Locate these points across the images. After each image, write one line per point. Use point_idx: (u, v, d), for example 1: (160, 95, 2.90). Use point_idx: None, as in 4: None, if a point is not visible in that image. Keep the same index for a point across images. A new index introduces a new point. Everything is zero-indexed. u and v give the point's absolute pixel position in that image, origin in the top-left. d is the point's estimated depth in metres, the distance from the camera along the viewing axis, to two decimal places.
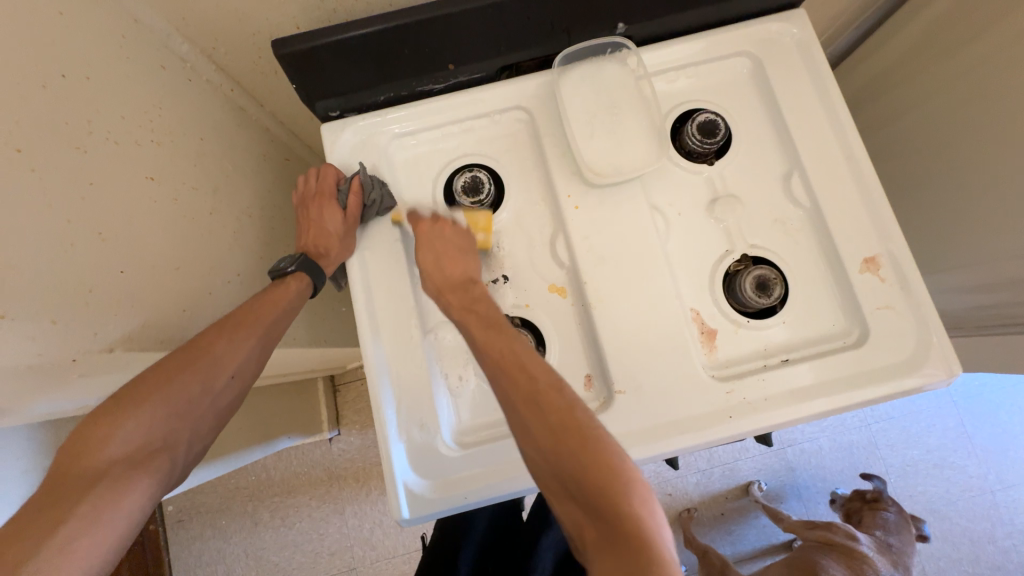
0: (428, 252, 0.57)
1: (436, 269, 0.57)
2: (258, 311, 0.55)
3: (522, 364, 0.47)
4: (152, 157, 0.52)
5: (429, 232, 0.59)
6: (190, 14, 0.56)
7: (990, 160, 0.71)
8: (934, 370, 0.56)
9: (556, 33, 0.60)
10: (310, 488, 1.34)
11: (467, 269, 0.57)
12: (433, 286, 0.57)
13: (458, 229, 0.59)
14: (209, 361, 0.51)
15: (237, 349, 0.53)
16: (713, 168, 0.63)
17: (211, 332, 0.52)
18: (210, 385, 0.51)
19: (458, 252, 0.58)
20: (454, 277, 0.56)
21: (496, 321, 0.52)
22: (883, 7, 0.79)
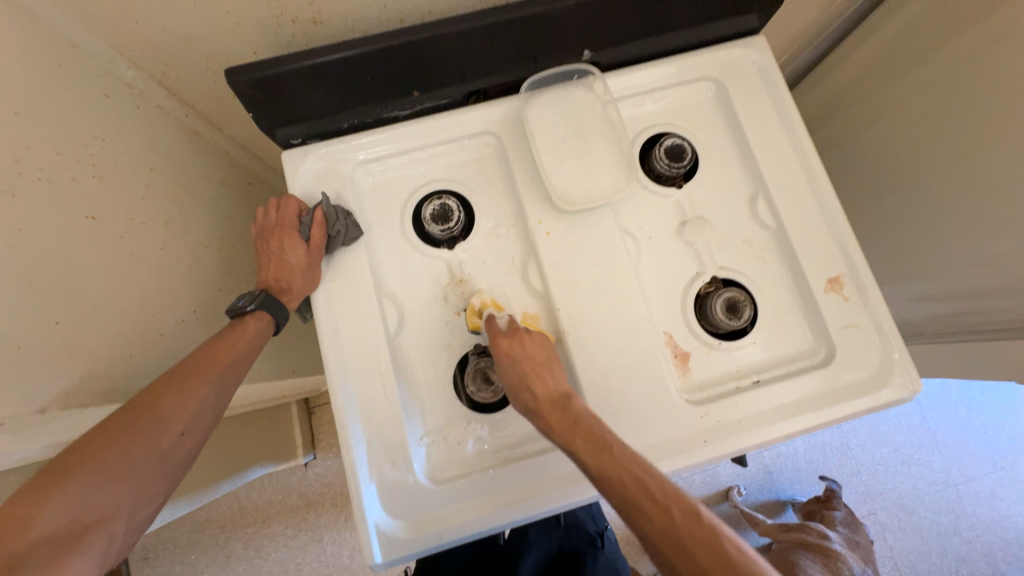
0: (513, 375, 0.52)
1: (524, 386, 0.52)
2: (211, 358, 0.52)
3: (567, 412, 0.50)
4: (93, 195, 0.50)
5: (510, 350, 0.54)
6: (134, 41, 0.54)
7: (940, 177, 0.74)
8: (898, 388, 0.57)
9: (522, 59, 0.60)
10: (286, 516, 1.29)
11: (557, 378, 0.52)
12: (524, 408, 0.51)
13: (540, 345, 0.54)
14: (154, 419, 0.47)
15: (187, 403, 0.49)
16: (682, 191, 0.64)
17: (158, 385, 0.49)
18: (155, 444, 0.47)
19: (542, 365, 0.53)
20: (548, 389, 0.51)
21: (551, 360, 0.54)
22: (839, 28, 0.82)
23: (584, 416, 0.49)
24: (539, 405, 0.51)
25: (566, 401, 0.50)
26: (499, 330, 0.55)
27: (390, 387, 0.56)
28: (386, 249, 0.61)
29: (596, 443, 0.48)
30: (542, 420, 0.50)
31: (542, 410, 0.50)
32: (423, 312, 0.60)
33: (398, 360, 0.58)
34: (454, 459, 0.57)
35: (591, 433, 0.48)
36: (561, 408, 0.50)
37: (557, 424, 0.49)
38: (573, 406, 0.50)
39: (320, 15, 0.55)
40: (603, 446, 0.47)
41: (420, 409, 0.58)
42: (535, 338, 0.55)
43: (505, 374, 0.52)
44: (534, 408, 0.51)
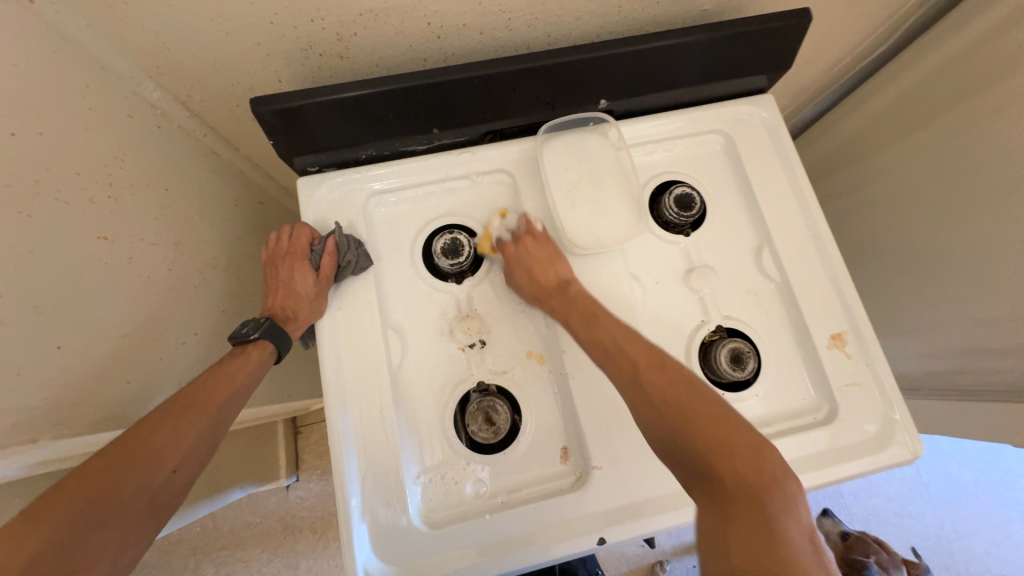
0: (523, 272, 0.59)
1: (531, 282, 0.59)
2: (210, 391, 0.51)
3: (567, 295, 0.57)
4: (107, 216, 0.50)
5: (515, 252, 0.60)
6: (163, 65, 0.55)
7: (937, 237, 0.76)
8: (900, 451, 0.57)
9: (540, 105, 0.62)
10: (262, 540, 1.24)
11: (560, 271, 0.58)
12: (534, 298, 0.58)
13: (544, 245, 0.60)
14: (148, 454, 0.46)
15: (183, 437, 0.48)
16: (689, 239, 0.65)
17: (155, 417, 0.48)
18: (146, 481, 0.45)
19: (547, 261, 0.59)
20: (547, 279, 0.58)
21: (556, 254, 0.59)
22: (844, 85, 0.87)
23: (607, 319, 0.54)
24: (550, 291, 0.58)
25: (592, 310, 0.55)
26: (528, 289, 0.59)
27: (389, 422, 0.55)
28: (394, 280, 0.61)
29: (654, 394, 0.47)
30: (567, 318, 0.56)
31: (565, 313, 0.56)
32: (427, 346, 0.59)
33: (399, 394, 0.57)
34: (450, 502, 0.55)
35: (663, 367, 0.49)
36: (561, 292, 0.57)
37: (625, 367, 0.50)
38: (601, 314, 0.55)
39: (347, 50, 0.57)
40: (668, 390, 0.47)
41: (418, 446, 0.56)
42: (539, 240, 0.60)
43: (536, 300, 0.58)
44: (608, 367, 0.51)
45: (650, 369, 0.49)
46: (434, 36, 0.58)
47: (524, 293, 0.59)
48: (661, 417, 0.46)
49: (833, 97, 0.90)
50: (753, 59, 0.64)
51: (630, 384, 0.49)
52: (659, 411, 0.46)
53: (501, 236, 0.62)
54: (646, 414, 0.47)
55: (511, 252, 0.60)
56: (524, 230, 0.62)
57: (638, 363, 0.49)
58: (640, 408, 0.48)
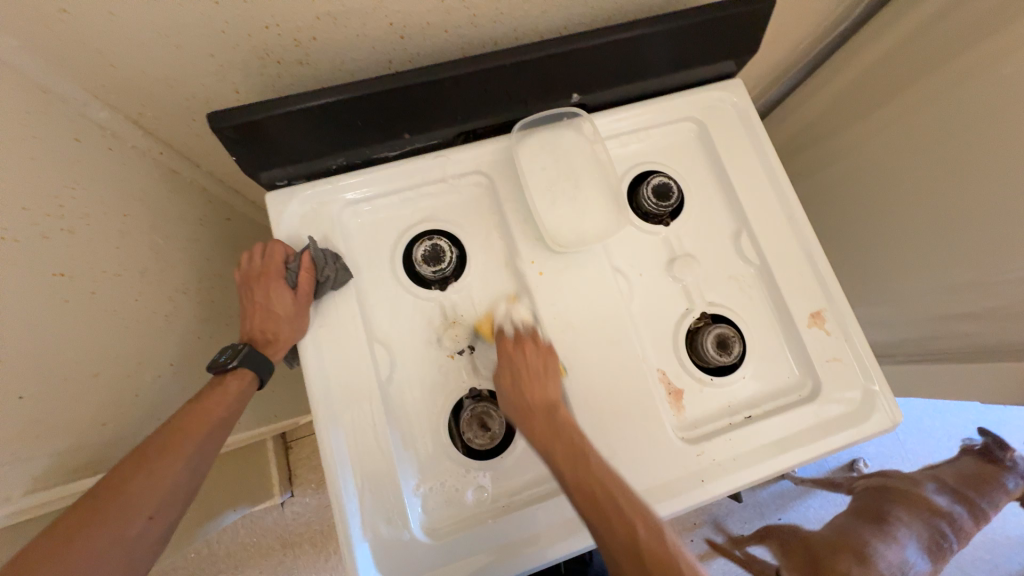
0: (507, 387, 0.53)
1: (516, 396, 0.52)
2: (186, 430, 0.49)
3: (554, 422, 0.51)
4: (61, 250, 0.47)
5: (512, 352, 0.55)
6: (110, 82, 0.51)
7: (902, 209, 0.79)
8: (880, 419, 0.59)
9: (512, 104, 0.61)
10: (260, 560, 1.21)
11: (548, 391, 0.53)
12: (513, 417, 0.52)
13: (541, 355, 0.55)
14: (121, 503, 0.44)
15: (158, 483, 0.46)
16: (669, 229, 0.65)
17: (130, 463, 0.46)
18: (120, 533, 0.43)
19: (538, 375, 0.54)
20: (535, 398, 0.52)
21: (550, 370, 0.54)
22: (805, 68, 0.89)
23: (569, 425, 0.51)
24: (535, 411, 0.52)
25: (553, 410, 0.52)
26: (513, 405, 0.52)
27: (384, 439, 0.54)
28: (377, 292, 0.59)
29: (655, 571, 0.42)
30: (550, 450, 0.49)
31: (549, 445, 0.49)
32: (416, 356, 0.58)
33: (391, 407, 0.56)
34: (451, 511, 0.55)
35: (590, 466, 0.47)
36: (549, 418, 0.51)
37: (619, 534, 0.44)
38: (561, 415, 0.51)
39: (307, 57, 0.55)
40: (670, 566, 0.43)
41: (415, 460, 0.56)
42: (536, 346, 0.56)
43: (516, 416, 0.52)
44: (596, 519, 0.45)
45: (653, 543, 0.44)
46: (397, 37, 0.56)
47: (507, 409, 0.52)
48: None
49: (796, 78, 0.92)
50: (719, 45, 0.64)
51: (626, 556, 0.44)
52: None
53: (505, 327, 0.58)
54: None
55: (510, 353, 0.55)
56: (525, 331, 0.57)
57: (609, 497, 0.46)
58: (613, 553, 0.44)
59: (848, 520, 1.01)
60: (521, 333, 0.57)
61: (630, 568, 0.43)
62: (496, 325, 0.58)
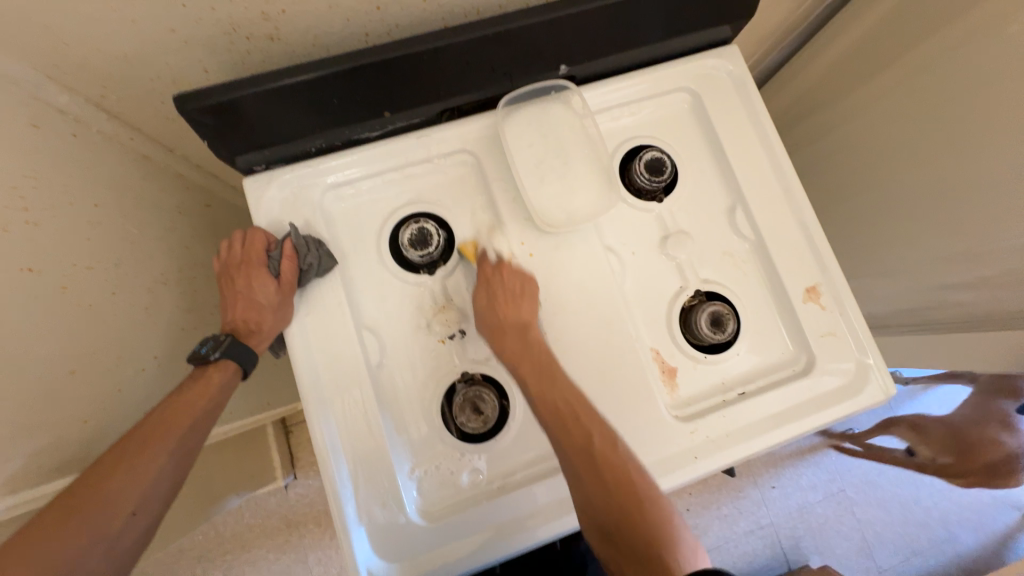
0: (483, 298, 0.56)
1: (489, 307, 0.55)
2: (167, 425, 0.49)
3: (523, 339, 0.54)
4: (28, 244, 0.45)
5: (491, 276, 0.57)
6: (65, 63, 0.48)
7: (901, 178, 0.77)
8: (873, 392, 0.59)
9: (497, 77, 0.58)
10: (267, 540, 1.24)
11: (522, 313, 0.55)
12: (486, 327, 0.55)
13: (517, 279, 0.57)
14: (102, 499, 0.44)
15: (140, 478, 0.46)
16: (662, 205, 0.64)
17: (109, 459, 0.46)
18: (104, 528, 0.43)
19: (514, 296, 0.56)
20: (509, 314, 0.55)
21: (526, 291, 0.56)
22: (805, 31, 0.85)
23: (541, 348, 0.54)
24: (506, 328, 0.54)
25: (525, 330, 0.54)
26: (489, 320, 0.55)
27: (375, 426, 0.54)
28: (363, 278, 0.58)
29: (605, 473, 0.46)
30: (519, 364, 0.53)
31: (517, 361, 0.53)
32: (406, 342, 0.58)
33: (382, 394, 0.56)
34: (447, 494, 0.55)
35: (546, 371, 0.52)
36: (519, 335, 0.54)
37: (577, 439, 0.48)
38: (531, 337, 0.54)
39: (277, 31, 0.51)
40: (618, 468, 0.47)
41: (409, 445, 0.56)
42: (513, 273, 0.57)
43: (489, 331, 0.55)
44: (560, 434, 0.48)
45: (605, 449, 0.48)
46: (373, 8, 0.53)
47: (483, 325, 0.55)
48: (605, 492, 0.46)
49: (794, 44, 0.88)
50: (714, 8, 0.61)
51: (580, 459, 0.47)
52: (602, 482, 0.46)
53: (489, 252, 0.58)
54: (579, 470, 0.47)
55: (488, 275, 0.57)
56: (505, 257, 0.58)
57: (568, 409, 0.49)
58: (570, 456, 0.47)
59: (973, 412, 1.20)
60: (503, 258, 0.58)
61: (584, 469, 0.47)
62: (477, 243, 0.59)
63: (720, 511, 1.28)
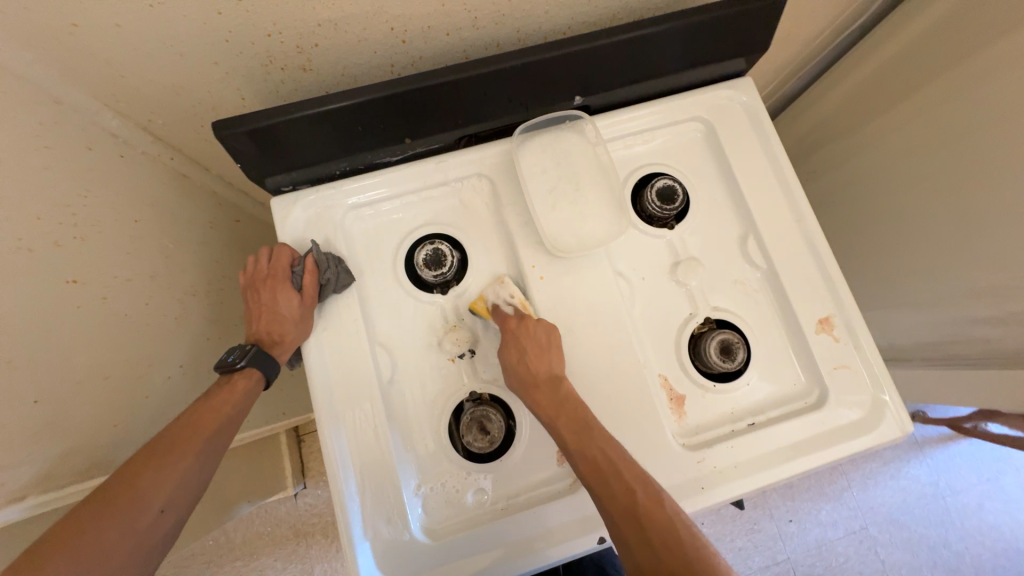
0: (512, 356, 0.56)
1: (520, 362, 0.55)
2: (194, 428, 0.51)
3: (558, 397, 0.54)
4: (74, 257, 0.49)
5: (517, 330, 0.57)
6: (120, 91, 0.53)
7: (922, 209, 0.76)
8: (889, 429, 0.58)
9: (514, 107, 0.60)
10: (275, 548, 1.25)
11: (552, 365, 0.55)
12: (517, 384, 0.55)
13: (544, 332, 0.57)
14: (132, 496, 0.45)
15: (168, 478, 0.47)
16: (674, 232, 0.65)
17: (140, 458, 0.48)
18: (132, 524, 0.44)
19: (542, 348, 0.56)
20: (539, 371, 0.55)
21: (553, 342, 0.56)
22: (825, 59, 0.86)
23: (574, 403, 0.53)
24: (539, 383, 0.54)
25: (556, 383, 0.54)
26: (522, 378, 0.55)
27: (384, 441, 0.55)
28: (379, 295, 0.60)
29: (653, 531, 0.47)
30: (556, 418, 0.53)
31: (553, 414, 0.53)
32: (417, 359, 0.59)
33: (392, 409, 0.57)
34: (452, 513, 0.56)
35: (578, 421, 0.52)
36: (553, 391, 0.54)
37: (620, 497, 0.48)
38: (563, 389, 0.54)
39: (310, 63, 0.55)
40: (673, 540, 0.46)
41: (415, 462, 0.57)
42: (538, 324, 0.57)
43: (520, 386, 0.55)
44: (603, 493, 0.49)
45: (652, 511, 0.48)
46: (399, 41, 0.56)
47: (513, 379, 0.55)
48: (654, 556, 0.46)
49: (812, 73, 0.89)
50: (728, 42, 0.62)
51: (622, 515, 0.48)
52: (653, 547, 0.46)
53: (501, 305, 0.59)
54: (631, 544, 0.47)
55: (512, 329, 0.57)
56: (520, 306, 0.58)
57: (607, 466, 0.50)
58: (613, 514, 0.48)
59: None
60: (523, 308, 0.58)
61: (632, 535, 0.47)
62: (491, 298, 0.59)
63: (734, 544, 1.24)
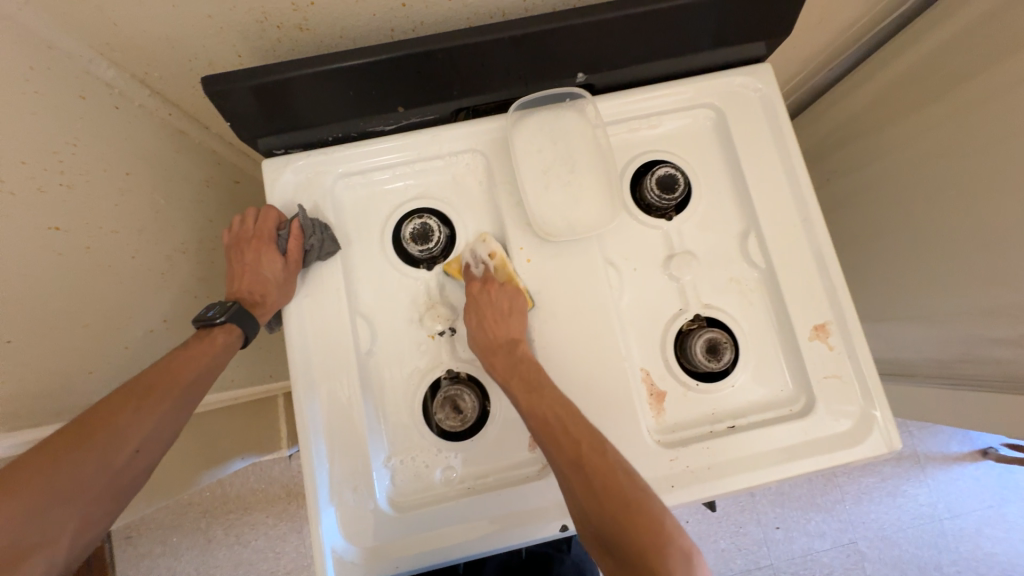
0: (475, 319, 0.56)
1: (480, 327, 0.56)
2: (173, 374, 0.51)
3: (513, 358, 0.54)
4: (60, 204, 0.49)
5: (480, 295, 0.57)
6: (114, 40, 0.52)
7: (944, 219, 0.71)
8: (875, 445, 0.56)
9: (513, 81, 0.58)
10: (267, 505, 1.30)
11: (513, 329, 0.56)
12: (477, 347, 0.56)
13: (511, 296, 0.57)
14: (109, 434, 0.45)
15: (144, 419, 0.47)
16: (672, 223, 0.62)
17: (117, 398, 0.47)
18: (107, 461, 0.44)
19: (503, 314, 0.56)
20: (499, 335, 0.55)
21: (514, 308, 0.56)
22: (857, 53, 0.81)
23: (528, 364, 0.54)
24: (497, 346, 0.55)
25: (513, 346, 0.55)
26: (480, 341, 0.55)
27: (357, 411, 0.55)
28: (363, 265, 0.60)
29: (595, 479, 0.47)
30: (509, 381, 0.53)
31: (506, 375, 0.54)
32: (396, 333, 0.59)
33: (368, 381, 0.57)
34: (418, 488, 0.56)
35: (527, 375, 0.53)
36: (508, 353, 0.55)
37: (567, 448, 0.49)
38: (520, 351, 0.55)
39: (306, 22, 0.54)
40: (615, 484, 0.47)
41: (387, 434, 0.57)
42: (506, 288, 0.57)
43: (480, 350, 0.55)
44: (548, 440, 0.49)
45: (595, 457, 0.48)
46: (398, 5, 0.54)
47: (473, 343, 0.56)
48: (597, 503, 0.46)
49: (843, 66, 0.84)
50: (746, 25, 0.59)
51: (570, 467, 0.48)
52: (595, 493, 0.46)
53: (472, 266, 0.59)
54: (577, 492, 0.47)
55: (477, 294, 0.57)
56: (494, 271, 0.58)
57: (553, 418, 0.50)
58: (561, 466, 0.48)
59: None
60: (490, 274, 0.58)
61: (576, 480, 0.48)
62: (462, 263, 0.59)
63: (716, 544, 1.23)
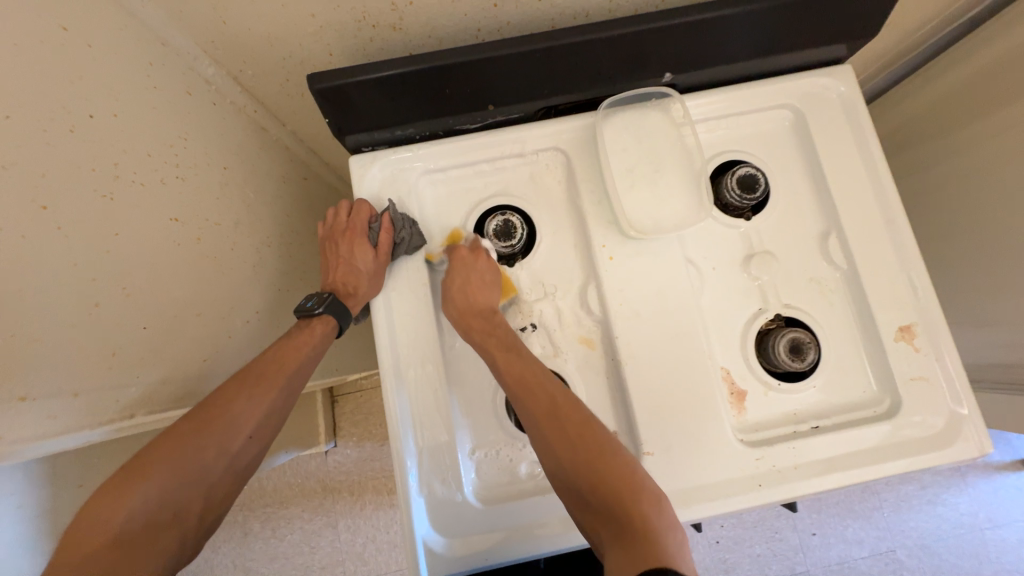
0: (452, 282, 0.57)
1: (458, 294, 0.56)
2: (280, 364, 0.53)
3: (493, 325, 0.56)
4: (176, 197, 0.51)
5: (462, 261, 0.58)
6: (219, 38, 0.54)
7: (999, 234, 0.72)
8: (966, 446, 0.55)
9: (602, 80, 0.58)
10: (303, 499, 1.31)
11: (491, 299, 0.57)
12: (451, 314, 0.56)
13: (488, 262, 0.58)
14: (227, 419, 0.48)
15: (256, 407, 0.50)
16: (750, 223, 0.62)
17: (232, 386, 0.50)
18: (227, 445, 0.47)
19: (485, 283, 0.57)
20: (478, 303, 0.56)
21: (496, 280, 0.57)
22: (898, 70, 0.83)
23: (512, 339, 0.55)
24: (472, 312, 0.56)
25: (493, 314, 0.56)
26: (453, 311, 0.56)
27: (444, 405, 0.56)
28: (447, 261, 0.61)
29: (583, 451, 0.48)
30: (488, 346, 0.54)
31: (485, 338, 0.55)
32: None
33: (453, 376, 0.59)
34: (503, 481, 0.57)
35: (515, 354, 0.54)
36: (488, 320, 0.56)
37: (560, 428, 0.49)
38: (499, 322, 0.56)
39: (401, 21, 0.55)
40: (604, 457, 0.47)
41: (472, 429, 0.58)
42: (484, 256, 0.58)
43: (456, 316, 0.56)
44: (542, 418, 0.50)
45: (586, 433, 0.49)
46: (490, 5, 0.55)
47: (450, 309, 0.57)
48: (587, 473, 0.46)
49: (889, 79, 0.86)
50: (833, 27, 0.59)
51: (564, 443, 0.48)
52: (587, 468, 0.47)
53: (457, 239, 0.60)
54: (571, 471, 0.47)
55: (459, 258, 0.58)
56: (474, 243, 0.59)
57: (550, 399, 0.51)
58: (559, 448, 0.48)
59: None
60: (476, 242, 0.59)
61: (570, 457, 0.48)
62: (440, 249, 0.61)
63: (753, 550, 1.22)
